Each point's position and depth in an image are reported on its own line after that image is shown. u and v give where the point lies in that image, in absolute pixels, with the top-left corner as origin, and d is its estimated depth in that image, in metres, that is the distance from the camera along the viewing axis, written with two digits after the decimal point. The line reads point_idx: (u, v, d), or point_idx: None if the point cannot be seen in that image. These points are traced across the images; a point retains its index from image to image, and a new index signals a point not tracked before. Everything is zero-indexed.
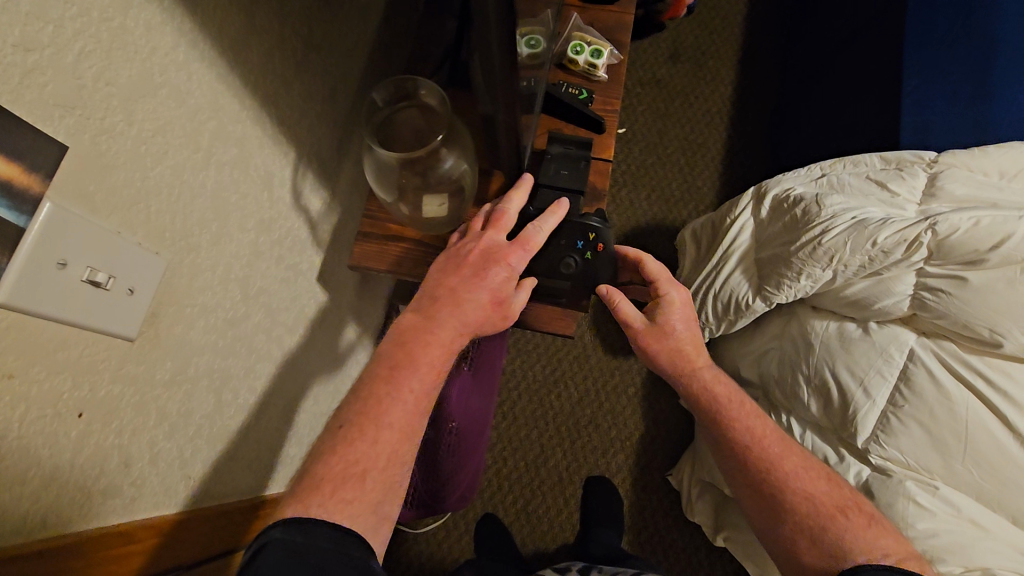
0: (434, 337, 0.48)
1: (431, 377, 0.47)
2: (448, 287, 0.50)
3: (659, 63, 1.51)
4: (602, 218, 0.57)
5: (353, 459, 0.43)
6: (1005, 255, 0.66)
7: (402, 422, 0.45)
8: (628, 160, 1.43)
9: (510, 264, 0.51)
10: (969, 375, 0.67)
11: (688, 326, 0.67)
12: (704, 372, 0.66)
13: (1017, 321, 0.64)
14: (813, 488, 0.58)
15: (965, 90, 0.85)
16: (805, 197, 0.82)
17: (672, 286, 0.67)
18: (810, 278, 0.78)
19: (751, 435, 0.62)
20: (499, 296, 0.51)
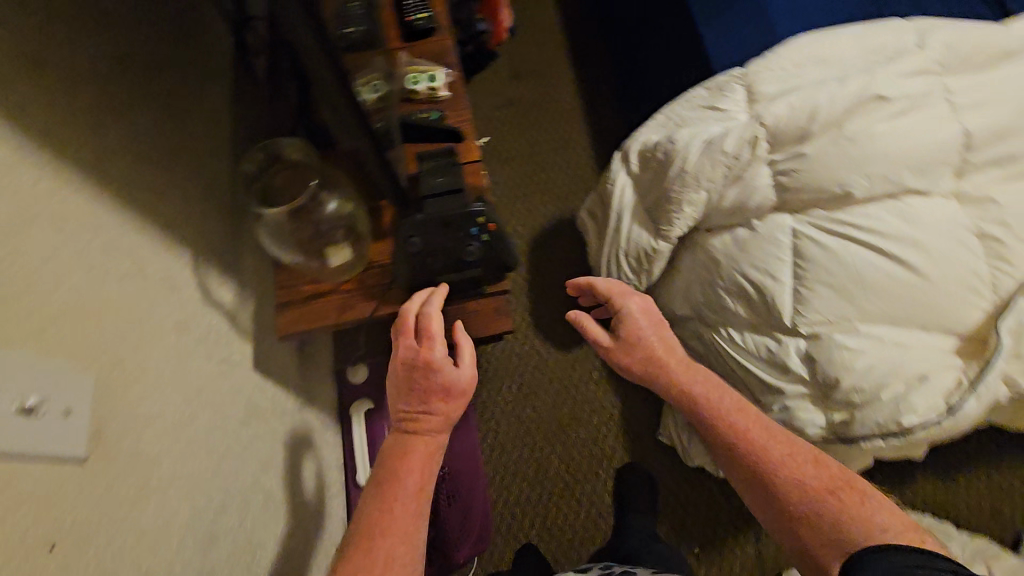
0: (411, 448, 0.54)
1: (419, 481, 0.51)
2: (400, 408, 0.56)
3: (507, 85, 1.64)
4: (484, 202, 0.61)
5: (356, 572, 0.44)
6: (822, 123, 0.77)
7: (397, 527, 0.48)
8: (510, 174, 1.54)
9: (432, 354, 0.55)
10: (840, 228, 0.78)
11: (650, 333, 0.86)
12: (674, 372, 0.82)
13: (854, 170, 0.75)
14: (803, 477, 0.64)
15: (745, 15, 1.00)
16: (659, 140, 0.94)
17: (623, 301, 0.89)
18: (691, 204, 0.89)
19: (731, 423, 0.73)
20: (443, 385, 0.55)
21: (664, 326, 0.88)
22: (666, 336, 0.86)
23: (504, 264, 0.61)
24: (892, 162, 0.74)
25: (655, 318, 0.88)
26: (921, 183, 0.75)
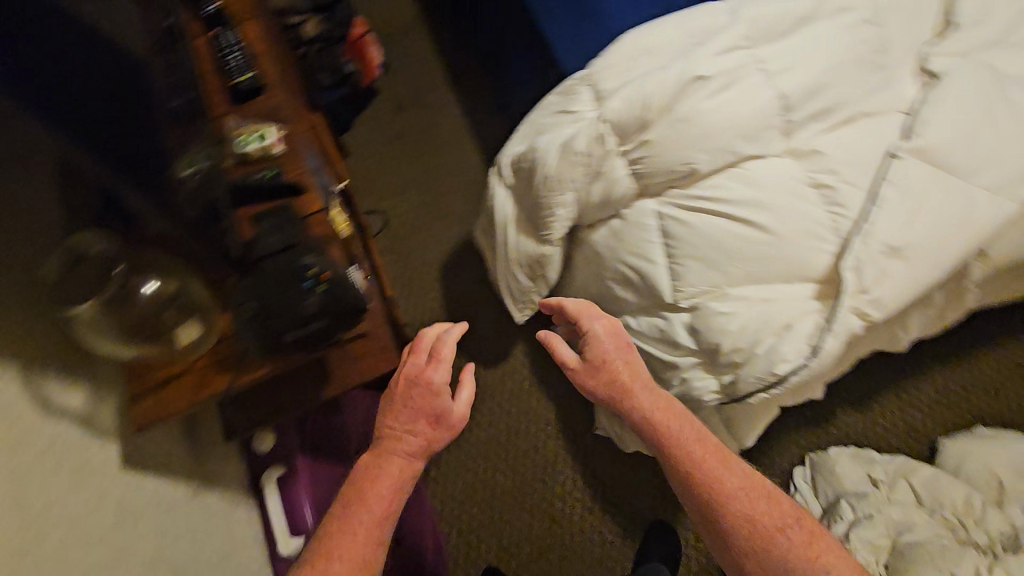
0: (390, 452, 0.71)
1: (395, 478, 0.70)
2: (390, 426, 0.73)
3: (392, 119, 1.66)
4: (317, 255, 0.61)
5: (340, 523, 0.66)
6: (658, 109, 0.81)
7: (371, 513, 0.67)
8: (409, 205, 1.55)
9: (429, 385, 0.72)
10: (693, 203, 0.83)
11: (622, 361, 0.85)
12: (644, 401, 0.82)
13: (694, 148, 0.80)
14: (753, 509, 0.74)
15: (584, 21, 1.05)
16: (524, 152, 0.97)
17: (592, 324, 0.87)
18: (562, 207, 0.92)
19: (698, 460, 0.78)
20: (431, 415, 0.72)
21: (632, 351, 0.88)
22: (634, 364, 0.85)
23: (351, 309, 0.60)
24: (724, 134, 0.79)
25: (624, 342, 0.87)
26: (753, 150, 0.80)
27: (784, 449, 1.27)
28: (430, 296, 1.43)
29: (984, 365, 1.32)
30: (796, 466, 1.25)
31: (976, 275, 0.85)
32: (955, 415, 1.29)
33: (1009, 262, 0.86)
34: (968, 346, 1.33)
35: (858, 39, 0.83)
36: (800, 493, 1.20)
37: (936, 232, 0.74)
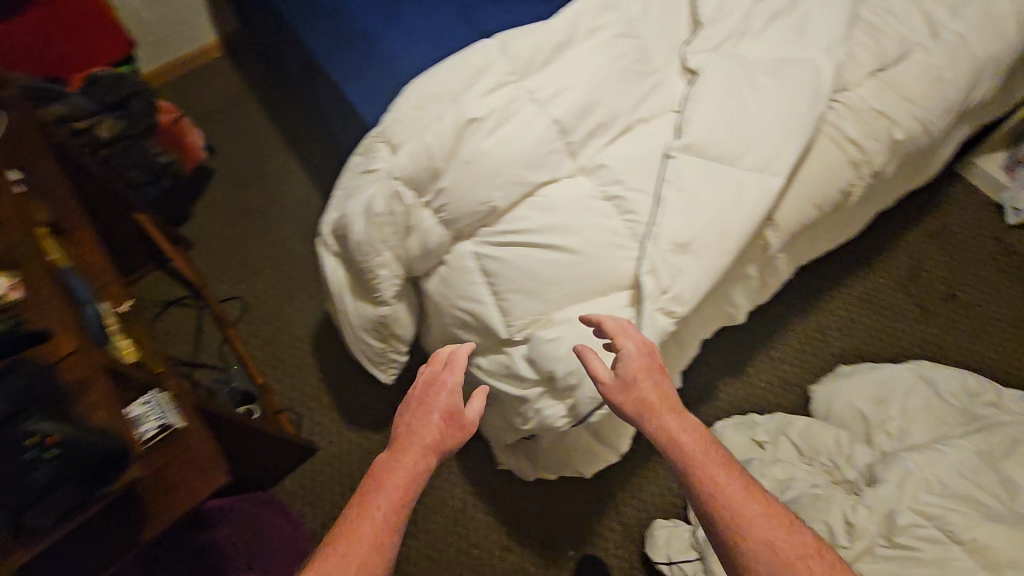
0: (404, 454, 0.72)
1: (408, 479, 0.70)
2: (407, 425, 0.75)
3: (233, 197, 1.59)
4: (42, 421, 0.61)
5: (349, 525, 0.66)
6: (441, 157, 0.81)
7: (389, 500, 0.68)
8: (267, 283, 1.48)
9: (443, 385, 0.77)
10: (502, 238, 0.84)
11: (651, 379, 0.74)
12: (672, 422, 0.72)
13: (486, 188, 0.81)
14: (787, 551, 0.63)
15: (377, 79, 1.06)
16: (337, 219, 0.95)
17: (626, 339, 0.74)
18: (384, 267, 0.91)
19: (719, 486, 0.67)
20: (443, 412, 0.76)
21: (664, 372, 0.77)
22: (662, 383, 0.75)
23: (91, 462, 0.61)
24: (510, 169, 0.81)
25: (656, 361, 0.76)
26: (543, 176, 0.82)
27: None
28: (305, 372, 1.37)
29: (833, 309, 1.44)
30: None
31: (775, 244, 0.92)
32: (820, 360, 1.38)
33: (801, 226, 0.94)
34: (816, 295, 1.45)
35: (618, 52, 0.88)
36: None
37: (715, 222, 0.79)
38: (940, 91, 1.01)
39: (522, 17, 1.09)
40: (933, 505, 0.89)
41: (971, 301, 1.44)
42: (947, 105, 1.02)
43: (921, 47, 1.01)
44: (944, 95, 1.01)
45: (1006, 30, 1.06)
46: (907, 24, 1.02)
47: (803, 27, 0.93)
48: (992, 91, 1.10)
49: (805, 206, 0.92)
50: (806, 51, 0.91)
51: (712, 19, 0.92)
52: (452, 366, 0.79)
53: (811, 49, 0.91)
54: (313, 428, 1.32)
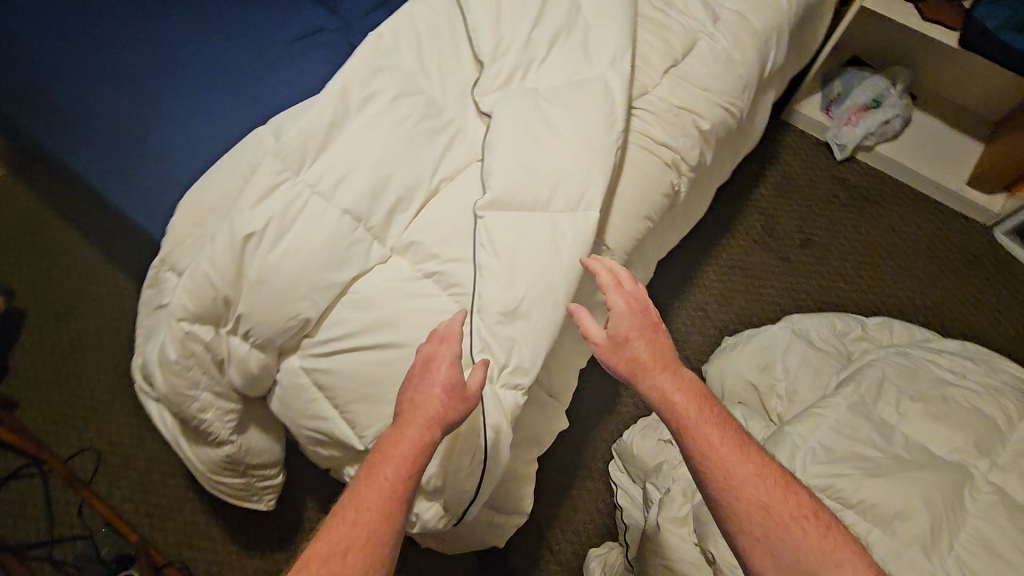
0: (406, 431, 0.65)
1: (412, 455, 0.64)
2: (409, 397, 0.67)
3: (53, 333, 1.38)
4: None
5: (352, 505, 0.60)
6: (225, 283, 0.72)
7: (395, 472, 0.63)
8: (118, 419, 1.31)
9: (442, 360, 0.68)
10: (326, 347, 0.75)
11: (644, 339, 0.82)
12: (665, 380, 0.80)
13: (290, 303, 0.72)
14: (768, 498, 0.73)
15: (160, 189, 0.94)
16: (141, 365, 0.83)
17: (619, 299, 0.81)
18: (210, 408, 0.80)
19: (714, 446, 0.76)
20: (444, 385, 0.67)
21: (656, 331, 0.84)
22: (656, 343, 0.82)
23: None
24: (310, 276, 0.72)
25: (648, 321, 0.83)
26: (350, 272, 0.74)
27: (594, 451, 1.30)
28: (188, 508, 1.23)
29: (708, 283, 1.47)
30: (609, 460, 1.29)
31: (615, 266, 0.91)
32: (706, 335, 1.42)
33: (637, 240, 0.93)
34: (689, 273, 1.48)
35: (402, 115, 0.81)
36: (621, 485, 1.23)
37: (537, 274, 0.74)
38: (734, 70, 1.02)
39: (302, 86, 0.99)
40: (824, 475, 0.92)
41: (825, 241, 1.53)
42: (744, 82, 1.04)
43: (705, 33, 1.02)
44: (738, 73, 1.02)
45: None
46: (688, 14, 1.02)
47: (586, 44, 0.90)
48: (783, 55, 1.14)
49: (634, 220, 0.91)
50: (593, 68, 0.88)
51: (493, 54, 0.87)
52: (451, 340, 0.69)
53: (598, 65, 0.88)
54: (211, 569, 1.19)
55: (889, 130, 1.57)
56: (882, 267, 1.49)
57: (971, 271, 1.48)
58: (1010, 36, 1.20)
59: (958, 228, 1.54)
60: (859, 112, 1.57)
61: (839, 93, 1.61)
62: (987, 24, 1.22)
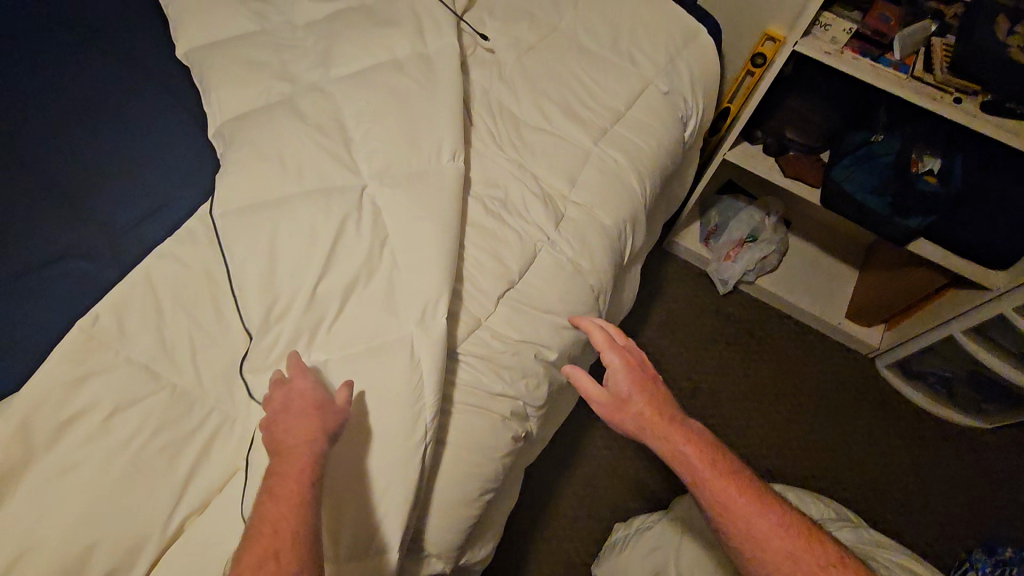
0: (294, 447, 0.58)
1: (307, 460, 0.57)
2: (279, 425, 0.60)
3: None
4: None
5: (265, 527, 0.52)
6: None
7: (302, 476, 0.56)
8: None
9: (302, 388, 0.63)
10: None
11: (643, 394, 0.80)
12: (671, 432, 0.76)
13: None
14: (794, 551, 0.68)
15: None
16: None
17: (610, 356, 0.82)
18: None
19: (733, 498, 0.71)
20: (314, 403, 0.62)
21: (656, 385, 0.83)
22: (657, 396, 0.81)
23: None
24: None
25: (644, 375, 0.83)
26: None
27: None
28: None
29: (599, 451, 1.31)
30: None
31: (446, 565, 0.74)
32: (599, 517, 1.25)
33: (472, 524, 0.75)
34: (576, 441, 1.32)
35: (121, 440, 0.60)
36: None
37: None
38: (581, 281, 0.88)
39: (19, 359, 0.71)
40: None
41: (715, 387, 1.43)
42: (594, 290, 0.90)
43: (545, 239, 0.88)
44: (587, 284, 0.88)
45: (629, 181, 0.98)
46: (525, 217, 0.89)
47: (388, 290, 0.73)
48: (641, 238, 1.02)
49: (462, 508, 0.72)
50: (394, 328, 0.71)
51: (263, 323, 0.68)
52: (305, 382, 0.64)
53: (402, 322, 0.71)
54: None
55: (768, 263, 1.49)
56: (787, 411, 1.41)
57: (869, 431, 1.40)
58: (869, 198, 1.11)
59: (855, 376, 1.45)
60: (735, 247, 1.48)
61: (715, 224, 1.52)
62: (843, 185, 1.13)
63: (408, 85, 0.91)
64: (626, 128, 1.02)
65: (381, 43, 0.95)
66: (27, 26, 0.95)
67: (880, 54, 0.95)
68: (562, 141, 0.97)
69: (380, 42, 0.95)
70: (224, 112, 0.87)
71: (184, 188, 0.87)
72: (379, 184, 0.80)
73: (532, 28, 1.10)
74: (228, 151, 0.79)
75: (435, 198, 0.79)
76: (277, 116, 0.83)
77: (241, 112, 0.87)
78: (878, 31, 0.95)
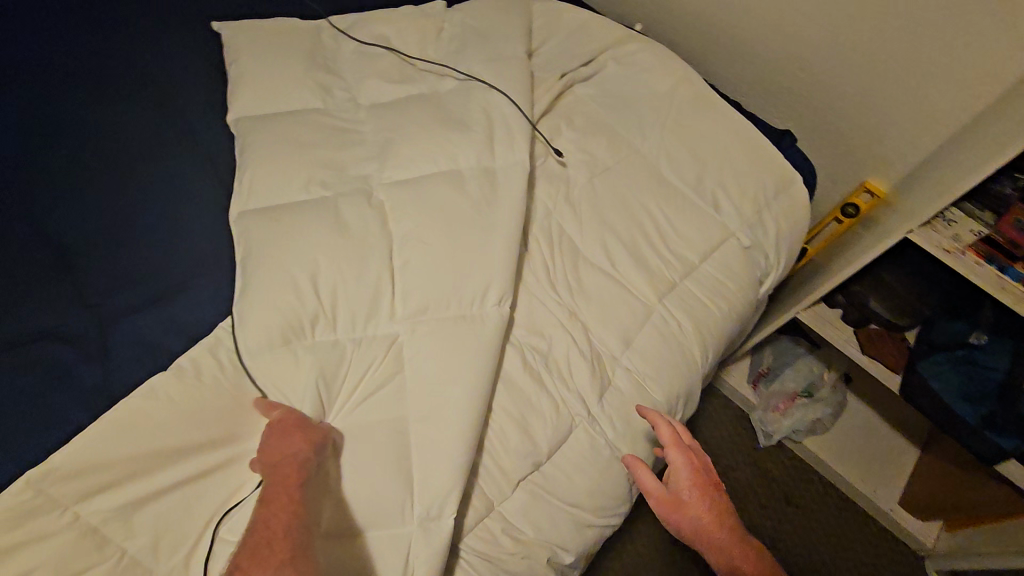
0: (280, 464, 0.58)
1: (291, 471, 0.57)
2: (263, 450, 0.60)
3: None
4: None
5: (258, 533, 0.52)
6: None
7: (289, 489, 0.56)
8: None
9: (280, 412, 0.62)
10: None
11: (709, 502, 0.68)
12: (733, 548, 0.65)
13: None
14: None
15: None
16: None
17: (677, 452, 0.70)
18: None
19: None
20: (291, 420, 0.61)
21: (726, 496, 0.70)
22: (726, 508, 0.68)
23: None
24: None
25: (712, 481, 0.70)
26: None
27: None
28: None
29: None
30: None
31: None
32: None
33: None
34: None
35: None
36: None
37: None
38: (617, 470, 0.76)
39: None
40: None
41: None
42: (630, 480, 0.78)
43: (585, 415, 0.76)
44: (622, 473, 0.76)
45: (691, 351, 0.86)
46: (568, 381, 0.77)
47: (397, 475, 0.64)
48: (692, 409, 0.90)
49: None
50: (398, 519, 0.64)
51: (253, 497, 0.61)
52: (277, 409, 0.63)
53: (406, 517, 0.64)
54: None
55: (818, 424, 1.35)
56: None
57: None
58: (957, 402, 0.96)
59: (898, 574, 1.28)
60: (788, 400, 1.33)
61: (769, 367, 1.38)
62: (932, 383, 0.98)
63: (465, 208, 0.79)
64: (697, 286, 0.90)
65: (444, 148, 0.85)
66: (77, 62, 0.87)
67: (1008, 265, 0.82)
68: (624, 291, 0.86)
69: (443, 147, 0.85)
70: (255, 198, 0.78)
71: (203, 274, 0.75)
72: (410, 331, 0.71)
73: (611, 148, 0.99)
74: (247, 262, 0.70)
75: (472, 363, 0.68)
76: (315, 224, 0.73)
77: (275, 202, 0.78)
78: (1012, 241, 0.82)
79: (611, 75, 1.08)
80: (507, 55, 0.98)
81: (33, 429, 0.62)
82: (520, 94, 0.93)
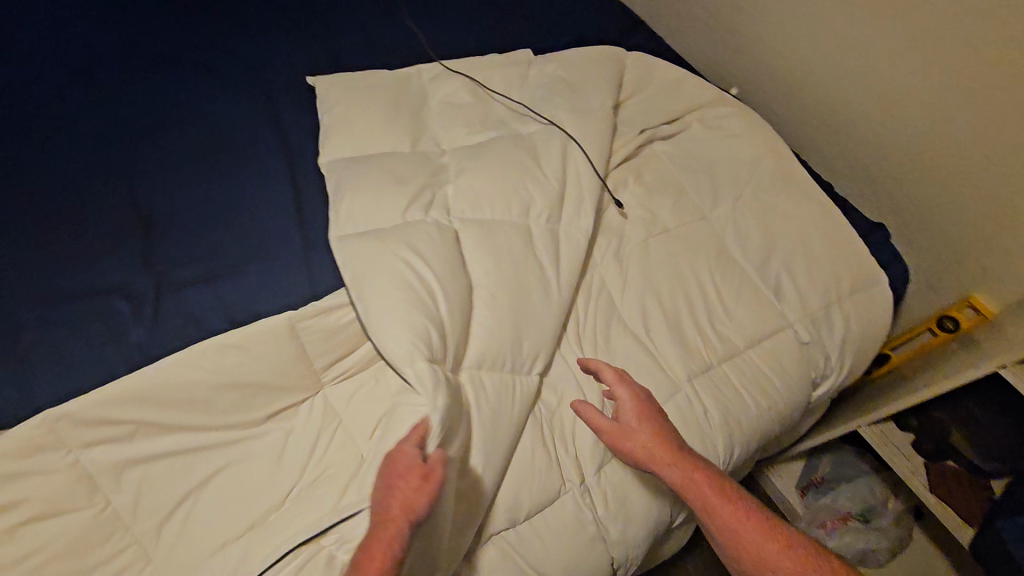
0: (381, 522, 0.54)
1: (386, 536, 0.53)
2: (378, 491, 0.58)
3: None
4: None
5: None
6: None
7: (380, 558, 0.52)
8: None
9: (404, 454, 0.59)
10: None
11: (654, 427, 0.70)
12: (680, 462, 0.69)
13: None
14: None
15: None
16: None
17: (621, 387, 0.72)
18: None
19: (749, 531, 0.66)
20: (407, 471, 0.57)
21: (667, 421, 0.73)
22: (667, 425, 0.72)
23: None
24: None
25: (655, 408, 0.72)
26: None
27: None
28: None
29: None
30: None
31: None
32: None
33: None
34: None
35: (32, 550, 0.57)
36: None
37: None
38: (599, 549, 0.72)
39: (18, 398, 0.67)
40: None
41: None
42: (610, 560, 0.74)
43: (578, 481, 0.72)
44: (600, 549, 0.72)
45: (712, 441, 0.79)
46: (567, 441, 0.74)
47: None
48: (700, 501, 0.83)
49: None
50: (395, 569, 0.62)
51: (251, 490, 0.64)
52: (405, 452, 0.59)
53: None
54: None
55: (872, 557, 1.16)
56: None
57: None
58: None
59: None
60: (836, 519, 1.17)
61: (821, 477, 1.23)
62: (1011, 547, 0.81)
63: (504, 244, 0.79)
64: (733, 372, 0.83)
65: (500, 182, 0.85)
66: (203, 59, 0.99)
67: None
68: (651, 360, 0.81)
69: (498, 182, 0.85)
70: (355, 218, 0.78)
71: (255, 263, 0.81)
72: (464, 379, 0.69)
73: (675, 210, 0.95)
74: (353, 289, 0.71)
75: (493, 424, 0.68)
76: (415, 256, 0.73)
77: (372, 227, 0.78)
78: None
79: (693, 136, 1.04)
80: (585, 103, 0.98)
81: (76, 371, 0.69)
82: (587, 143, 0.92)
